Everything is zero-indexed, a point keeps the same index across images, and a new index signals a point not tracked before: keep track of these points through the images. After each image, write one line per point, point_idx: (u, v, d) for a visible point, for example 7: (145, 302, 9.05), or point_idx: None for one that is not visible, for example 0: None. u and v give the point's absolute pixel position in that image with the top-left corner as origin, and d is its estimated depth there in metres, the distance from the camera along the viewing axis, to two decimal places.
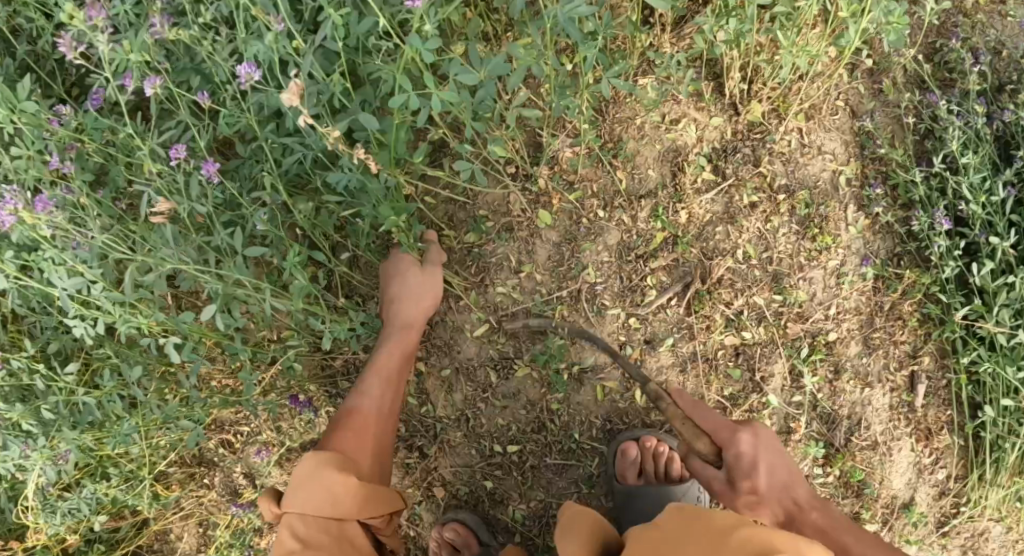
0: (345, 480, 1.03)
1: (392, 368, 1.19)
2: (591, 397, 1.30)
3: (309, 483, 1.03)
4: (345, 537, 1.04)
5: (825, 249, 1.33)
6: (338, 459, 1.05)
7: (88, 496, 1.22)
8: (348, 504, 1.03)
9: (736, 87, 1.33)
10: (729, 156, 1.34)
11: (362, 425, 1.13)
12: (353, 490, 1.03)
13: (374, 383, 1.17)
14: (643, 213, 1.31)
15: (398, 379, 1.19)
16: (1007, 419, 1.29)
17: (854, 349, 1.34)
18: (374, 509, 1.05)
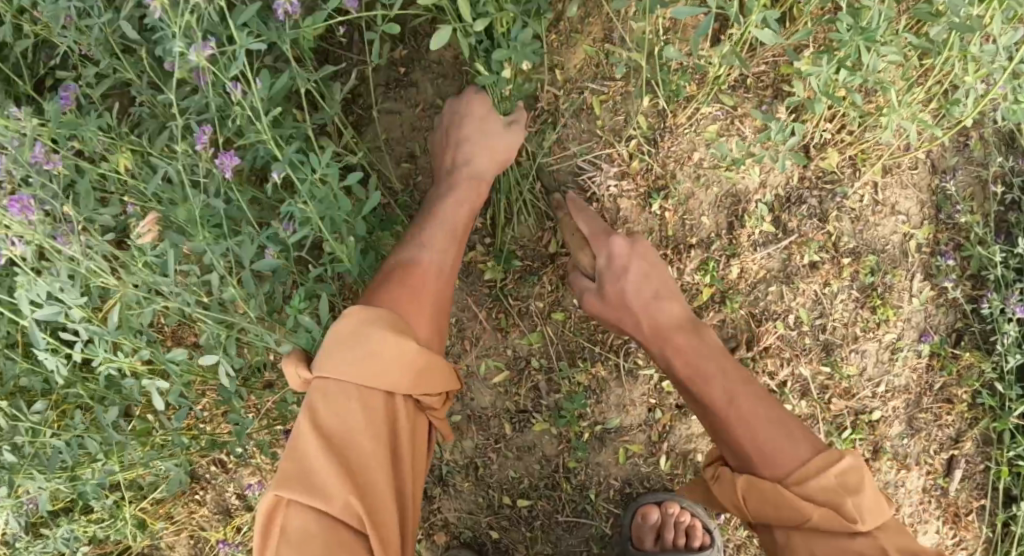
0: (401, 345, 0.85)
1: (454, 218, 1.05)
2: (611, 459, 1.20)
3: (354, 342, 0.84)
4: (393, 420, 0.86)
5: (885, 321, 1.21)
6: (391, 314, 0.88)
7: (66, 536, 1.17)
8: (405, 375, 0.85)
9: (812, 130, 1.17)
10: (793, 208, 1.19)
11: (418, 280, 0.97)
12: (409, 360, 0.85)
13: (434, 247, 1.02)
14: (691, 265, 1.17)
15: (459, 230, 1.05)
16: None
17: (896, 429, 1.24)
18: (428, 387, 0.88)
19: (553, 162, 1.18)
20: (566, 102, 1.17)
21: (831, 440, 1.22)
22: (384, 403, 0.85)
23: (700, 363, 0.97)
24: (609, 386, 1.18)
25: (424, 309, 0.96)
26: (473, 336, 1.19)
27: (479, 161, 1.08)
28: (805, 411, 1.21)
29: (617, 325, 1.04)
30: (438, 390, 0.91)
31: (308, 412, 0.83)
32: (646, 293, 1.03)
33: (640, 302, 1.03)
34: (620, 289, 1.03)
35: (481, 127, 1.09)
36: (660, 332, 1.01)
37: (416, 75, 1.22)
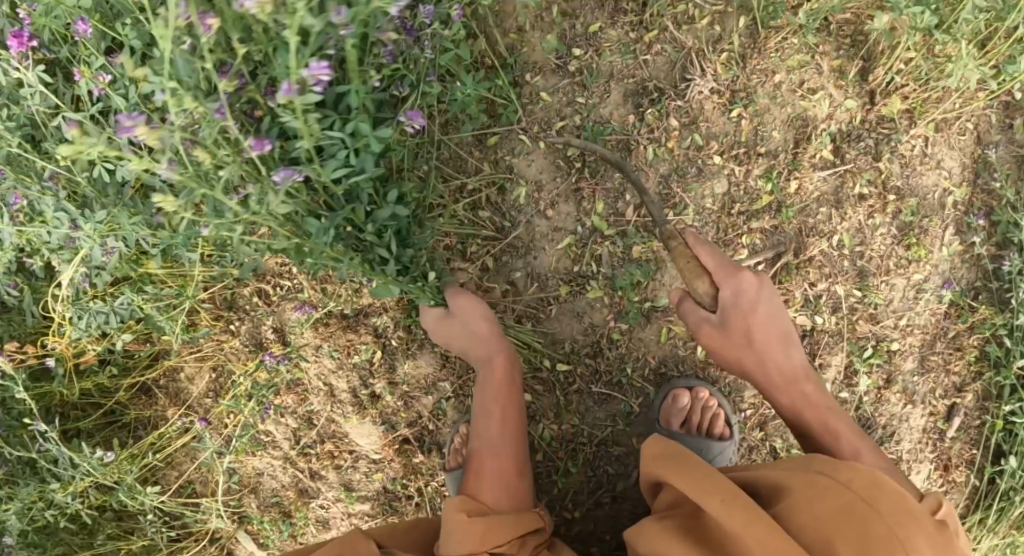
0: (459, 516, 1.04)
1: (501, 402, 1.21)
2: (654, 337, 1.28)
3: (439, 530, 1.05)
4: None
5: (916, 261, 1.32)
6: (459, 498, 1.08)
7: (121, 307, 1.22)
8: (472, 541, 1.03)
9: (880, 76, 1.31)
10: (853, 143, 1.31)
11: (478, 464, 1.15)
12: (467, 525, 1.04)
13: (483, 429, 1.19)
14: (757, 170, 1.28)
15: (499, 409, 1.20)
16: None
17: (909, 365, 1.34)
18: (494, 540, 1.04)
19: (649, 57, 1.31)
20: (670, 8, 1.30)
21: (851, 360, 1.32)
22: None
23: (790, 382, 1.11)
24: (665, 267, 1.27)
25: (487, 478, 1.13)
26: (549, 199, 1.30)
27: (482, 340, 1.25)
28: (833, 327, 1.31)
29: (725, 355, 1.11)
30: (509, 538, 1.06)
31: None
32: (723, 261, 1.09)
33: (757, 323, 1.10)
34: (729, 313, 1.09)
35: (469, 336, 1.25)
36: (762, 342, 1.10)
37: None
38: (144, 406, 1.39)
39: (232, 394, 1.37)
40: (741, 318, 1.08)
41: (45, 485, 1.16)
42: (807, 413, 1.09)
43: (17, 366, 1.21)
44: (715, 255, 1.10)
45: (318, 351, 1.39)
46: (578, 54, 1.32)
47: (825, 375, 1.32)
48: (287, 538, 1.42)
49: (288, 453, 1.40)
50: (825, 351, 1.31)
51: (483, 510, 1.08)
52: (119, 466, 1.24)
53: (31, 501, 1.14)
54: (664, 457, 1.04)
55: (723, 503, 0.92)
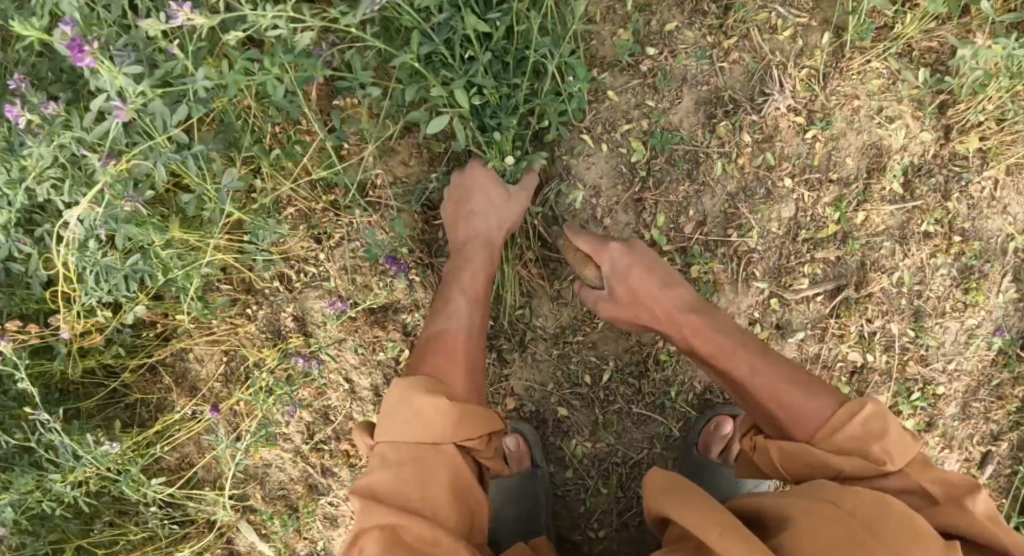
0: (434, 401, 0.93)
1: (478, 287, 1.14)
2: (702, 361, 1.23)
3: (393, 411, 0.95)
4: (440, 462, 0.92)
5: (972, 306, 1.27)
6: (428, 382, 0.97)
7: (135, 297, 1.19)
8: (442, 426, 0.93)
9: (961, 110, 1.24)
10: (923, 178, 1.26)
11: (450, 346, 1.06)
12: (444, 410, 0.93)
13: (462, 311, 1.11)
14: (826, 198, 1.22)
15: (478, 313, 1.12)
16: None
17: (951, 410, 1.30)
18: (469, 430, 0.95)
19: (726, 65, 1.23)
20: (753, 16, 1.23)
21: (895, 400, 1.28)
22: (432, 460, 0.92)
23: (789, 405, 0.92)
24: (722, 290, 1.21)
25: (455, 370, 1.03)
26: (607, 206, 1.23)
27: (488, 229, 1.17)
28: (883, 366, 1.27)
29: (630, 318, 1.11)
30: (481, 433, 0.96)
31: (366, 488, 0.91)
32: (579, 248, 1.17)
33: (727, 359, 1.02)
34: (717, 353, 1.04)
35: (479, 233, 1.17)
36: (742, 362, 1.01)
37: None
38: (151, 391, 1.37)
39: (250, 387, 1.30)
40: (624, 281, 1.11)
41: (43, 474, 1.16)
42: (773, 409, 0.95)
43: (19, 347, 1.17)
44: (587, 240, 1.14)
45: (341, 345, 1.33)
46: (651, 53, 1.22)
47: None
48: (291, 533, 1.39)
49: (300, 447, 1.37)
50: (872, 390, 1.27)
51: (450, 394, 0.98)
52: (123, 456, 1.24)
53: (29, 489, 1.15)
54: (658, 491, 0.85)
55: (723, 534, 0.75)
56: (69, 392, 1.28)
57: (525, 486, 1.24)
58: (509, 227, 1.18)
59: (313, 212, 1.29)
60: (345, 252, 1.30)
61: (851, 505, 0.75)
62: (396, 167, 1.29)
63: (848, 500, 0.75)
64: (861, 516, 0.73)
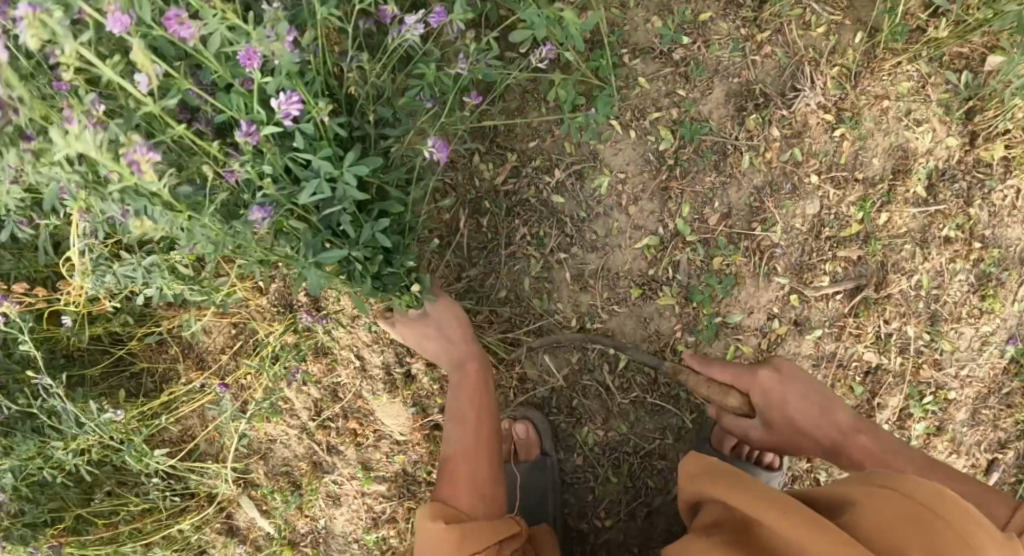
0: (437, 525, 0.99)
1: (465, 405, 1.14)
2: (720, 354, 1.22)
3: (416, 538, 1.00)
4: None
5: (988, 313, 1.27)
6: (431, 509, 1.02)
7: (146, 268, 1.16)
8: (448, 552, 0.98)
9: (989, 116, 1.24)
10: (947, 183, 1.26)
11: (452, 469, 1.08)
12: (446, 537, 0.98)
13: (454, 432, 1.12)
14: (851, 197, 1.22)
15: (475, 415, 1.13)
16: None
17: (961, 415, 1.30)
18: (476, 545, 0.99)
19: (758, 58, 1.23)
20: (788, 10, 1.22)
21: (908, 403, 1.28)
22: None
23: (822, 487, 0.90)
24: (744, 283, 1.21)
25: (458, 482, 1.07)
26: (631, 193, 1.21)
27: (451, 349, 1.18)
28: (898, 368, 1.26)
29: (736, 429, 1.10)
30: (492, 540, 1.01)
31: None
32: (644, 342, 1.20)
33: (762, 393, 1.05)
34: (764, 409, 1.05)
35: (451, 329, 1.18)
36: (776, 397, 1.05)
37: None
38: (159, 361, 1.35)
39: (260, 356, 1.30)
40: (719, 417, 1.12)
41: (44, 441, 1.14)
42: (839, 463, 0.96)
43: (25, 309, 1.15)
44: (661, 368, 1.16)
45: (353, 321, 1.31)
46: (685, 42, 1.22)
47: (881, 415, 1.27)
48: (292, 510, 1.38)
49: (306, 424, 1.36)
50: (886, 392, 1.27)
51: (460, 516, 1.02)
52: (126, 426, 1.22)
53: (30, 455, 1.13)
54: (700, 475, 0.93)
55: (779, 512, 0.79)
56: (76, 358, 1.27)
57: (535, 472, 1.24)
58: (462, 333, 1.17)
59: None
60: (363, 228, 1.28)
61: (913, 487, 0.75)
62: (420, 144, 1.27)
63: (909, 481, 0.76)
64: (921, 496, 0.74)
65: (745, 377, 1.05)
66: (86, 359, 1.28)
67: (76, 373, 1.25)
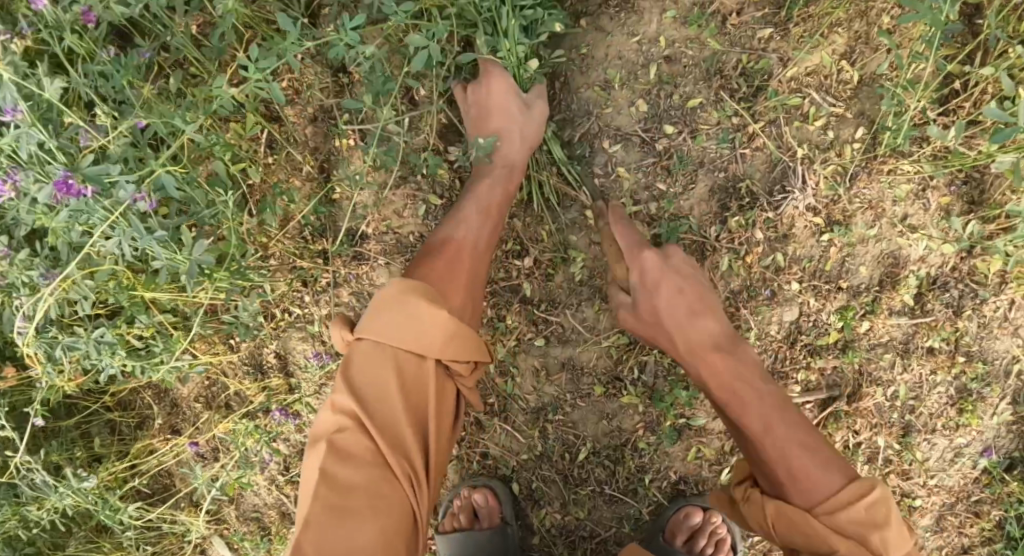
0: (430, 310, 0.90)
1: (493, 198, 1.09)
2: (680, 454, 1.20)
3: (385, 309, 0.91)
4: (421, 377, 0.91)
5: (965, 426, 1.24)
6: (426, 291, 0.92)
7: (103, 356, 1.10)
8: (433, 341, 0.90)
9: (992, 227, 1.17)
10: (937, 292, 1.20)
11: (457, 249, 1.04)
12: (438, 322, 0.89)
13: (473, 220, 1.06)
14: (832, 307, 1.17)
15: (498, 209, 1.08)
16: None
17: (924, 521, 1.29)
18: (457, 352, 0.91)
19: (749, 150, 1.16)
20: (784, 98, 1.16)
21: None
22: (408, 364, 0.90)
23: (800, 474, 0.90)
24: None
25: (457, 289, 1.00)
26: (604, 288, 1.17)
27: (512, 149, 1.11)
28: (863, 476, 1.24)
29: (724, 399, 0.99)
30: (470, 358, 0.94)
31: (366, 329, 0.91)
32: (680, 310, 1.02)
33: (705, 357, 1.00)
34: (683, 322, 1.01)
35: (507, 120, 1.11)
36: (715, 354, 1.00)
37: (645, 5, 1.17)
38: (132, 411, 1.32)
39: (231, 429, 1.29)
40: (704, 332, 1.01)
41: (19, 502, 1.15)
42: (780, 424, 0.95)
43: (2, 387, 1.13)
44: (680, 324, 1.02)
45: (321, 389, 1.28)
46: (669, 131, 1.17)
47: None
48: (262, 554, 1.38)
49: (275, 477, 1.35)
50: None
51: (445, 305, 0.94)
52: (99, 487, 1.22)
53: (7, 516, 1.14)
54: None
55: None
56: (52, 409, 1.23)
57: (496, 541, 1.22)
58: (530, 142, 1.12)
59: (299, 257, 1.23)
60: (332, 299, 1.25)
61: None
62: (391, 217, 1.23)
63: None
64: None
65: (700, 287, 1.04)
66: (61, 411, 1.24)
67: (51, 426, 1.22)
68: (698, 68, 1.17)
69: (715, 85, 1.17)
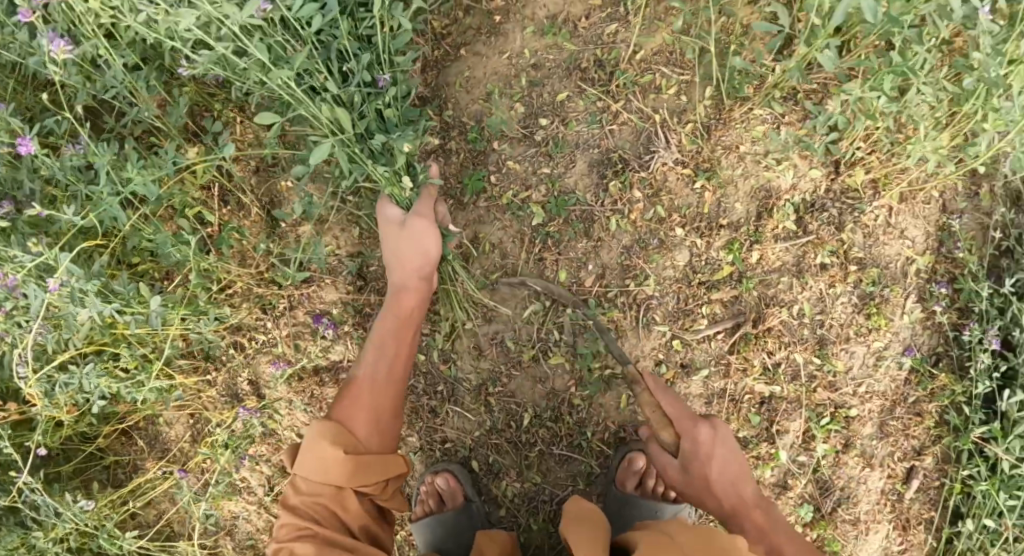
0: (334, 453, 1.09)
1: (392, 324, 1.22)
2: (613, 403, 1.31)
3: (308, 450, 1.11)
4: (339, 502, 1.10)
5: (876, 329, 1.34)
6: (335, 429, 1.12)
7: (89, 381, 1.18)
8: (339, 474, 1.09)
9: (847, 149, 1.31)
10: (816, 213, 1.32)
11: (358, 393, 1.18)
12: (341, 463, 1.09)
13: (371, 357, 1.21)
14: (718, 242, 1.30)
15: (394, 340, 1.21)
16: (983, 537, 1.35)
17: (867, 429, 1.37)
18: (364, 478, 1.10)
19: (615, 126, 1.33)
20: (638, 77, 1.34)
21: (808, 425, 1.35)
22: (323, 524, 1.08)
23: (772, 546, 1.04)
24: (625, 335, 1.30)
25: (365, 421, 1.15)
26: (514, 265, 1.32)
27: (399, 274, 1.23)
28: (791, 394, 1.33)
29: (694, 497, 1.09)
30: (377, 478, 1.12)
31: (292, 490, 1.12)
32: (727, 474, 1.09)
33: (693, 442, 1.09)
34: (691, 461, 1.09)
35: (405, 237, 1.22)
36: (704, 451, 1.09)
37: (507, 28, 1.38)
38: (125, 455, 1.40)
39: (211, 443, 1.36)
40: (700, 467, 1.08)
41: (26, 532, 1.20)
42: (783, 537, 1.05)
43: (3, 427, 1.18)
44: (672, 404, 1.11)
45: (290, 404, 1.39)
46: (544, 123, 1.35)
47: (783, 440, 1.35)
48: None
49: (263, 498, 1.41)
50: (784, 417, 1.34)
51: (352, 443, 1.12)
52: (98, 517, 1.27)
53: (14, 546, 1.19)
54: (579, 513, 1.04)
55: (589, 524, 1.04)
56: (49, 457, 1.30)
57: (462, 520, 1.32)
58: (427, 253, 1.22)
59: (254, 288, 1.37)
60: (289, 319, 1.39)
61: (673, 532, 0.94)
62: (329, 241, 1.39)
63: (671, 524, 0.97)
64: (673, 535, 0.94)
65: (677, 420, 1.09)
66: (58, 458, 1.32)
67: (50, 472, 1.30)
68: (560, 67, 1.36)
69: (577, 77, 1.35)
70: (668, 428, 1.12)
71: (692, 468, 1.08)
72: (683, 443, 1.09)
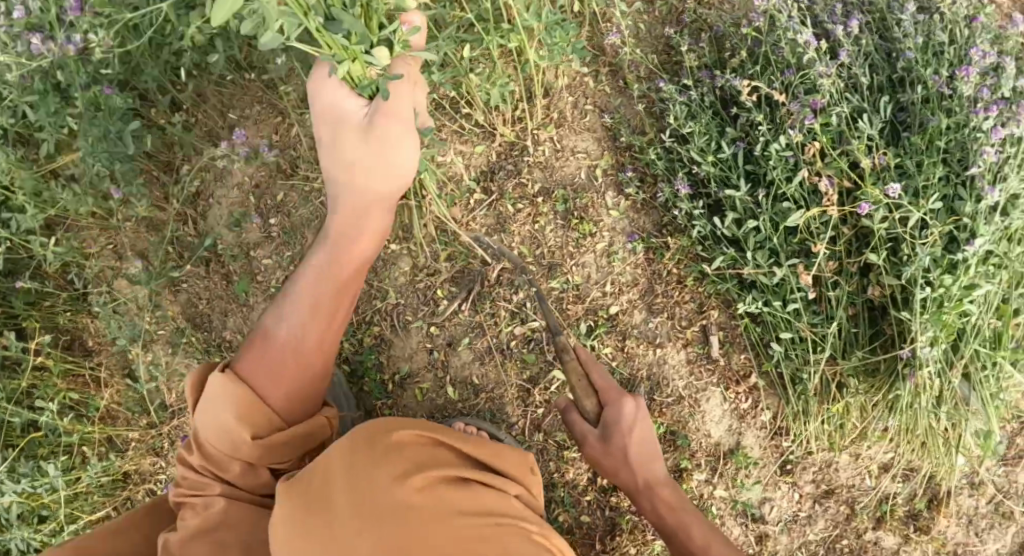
0: (247, 437, 1.06)
1: (325, 279, 1.11)
2: (413, 400, 1.52)
3: (217, 406, 1.07)
4: (253, 478, 1.09)
5: (589, 236, 1.52)
6: (245, 399, 1.07)
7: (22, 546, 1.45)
8: (248, 451, 1.07)
9: (484, 116, 1.52)
10: (495, 175, 1.54)
11: (275, 359, 1.11)
12: (253, 447, 1.06)
13: (298, 318, 1.11)
14: (426, 239, 1.53)
15: (331, 303, 1.12)
16: (796, 352, 1.44)
17: (638, 316, 1.52)
18: (278, 457, 1.10)
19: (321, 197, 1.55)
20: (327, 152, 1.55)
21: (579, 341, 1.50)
22: (231, 485, 1.08)
23: (674, 514, 1.24)
24: (392, 343, 1.53)
25: (280, 389, 1.11)
26: None
27: (345, 212, 1.10)
28: (549, 322, 1.50)
29: (607, 467, 1.26)
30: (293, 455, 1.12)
31: (195, 439, 1.10)
32: (642, 449, 1.25)
33: (617, 418, 1.24)
34: (609, 431, 1.24)
35: (372, 147, 1.04)
36: (629, 427, 1.24)
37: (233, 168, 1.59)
38: None
39: None
40: (618, 440, 1.24)
41: None
42: (687, 515, 1.24)
43: None
44: (602, 379, 1.29)
45: None
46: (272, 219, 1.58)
47: (566, 362, 1.49)
48: None
49: None
50: (554, 344, 1.50)
51: (265, 420, 1.09)
52: None
53: None
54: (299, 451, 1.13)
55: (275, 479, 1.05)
56: None
57: None
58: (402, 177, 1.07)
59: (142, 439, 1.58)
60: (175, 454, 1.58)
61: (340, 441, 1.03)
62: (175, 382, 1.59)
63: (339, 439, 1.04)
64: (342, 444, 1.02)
65: (608, 390, 1.27)
66: None
67: None
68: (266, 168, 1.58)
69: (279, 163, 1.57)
70: (592, 397, 1.28)
71: (607, 440, 1.24)
72: (607, 413, 1.25)
